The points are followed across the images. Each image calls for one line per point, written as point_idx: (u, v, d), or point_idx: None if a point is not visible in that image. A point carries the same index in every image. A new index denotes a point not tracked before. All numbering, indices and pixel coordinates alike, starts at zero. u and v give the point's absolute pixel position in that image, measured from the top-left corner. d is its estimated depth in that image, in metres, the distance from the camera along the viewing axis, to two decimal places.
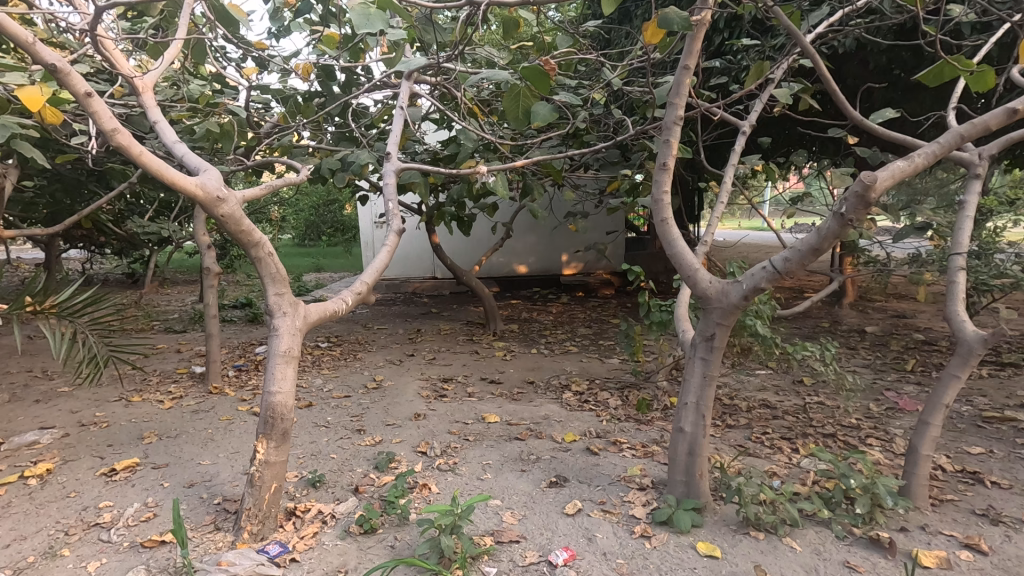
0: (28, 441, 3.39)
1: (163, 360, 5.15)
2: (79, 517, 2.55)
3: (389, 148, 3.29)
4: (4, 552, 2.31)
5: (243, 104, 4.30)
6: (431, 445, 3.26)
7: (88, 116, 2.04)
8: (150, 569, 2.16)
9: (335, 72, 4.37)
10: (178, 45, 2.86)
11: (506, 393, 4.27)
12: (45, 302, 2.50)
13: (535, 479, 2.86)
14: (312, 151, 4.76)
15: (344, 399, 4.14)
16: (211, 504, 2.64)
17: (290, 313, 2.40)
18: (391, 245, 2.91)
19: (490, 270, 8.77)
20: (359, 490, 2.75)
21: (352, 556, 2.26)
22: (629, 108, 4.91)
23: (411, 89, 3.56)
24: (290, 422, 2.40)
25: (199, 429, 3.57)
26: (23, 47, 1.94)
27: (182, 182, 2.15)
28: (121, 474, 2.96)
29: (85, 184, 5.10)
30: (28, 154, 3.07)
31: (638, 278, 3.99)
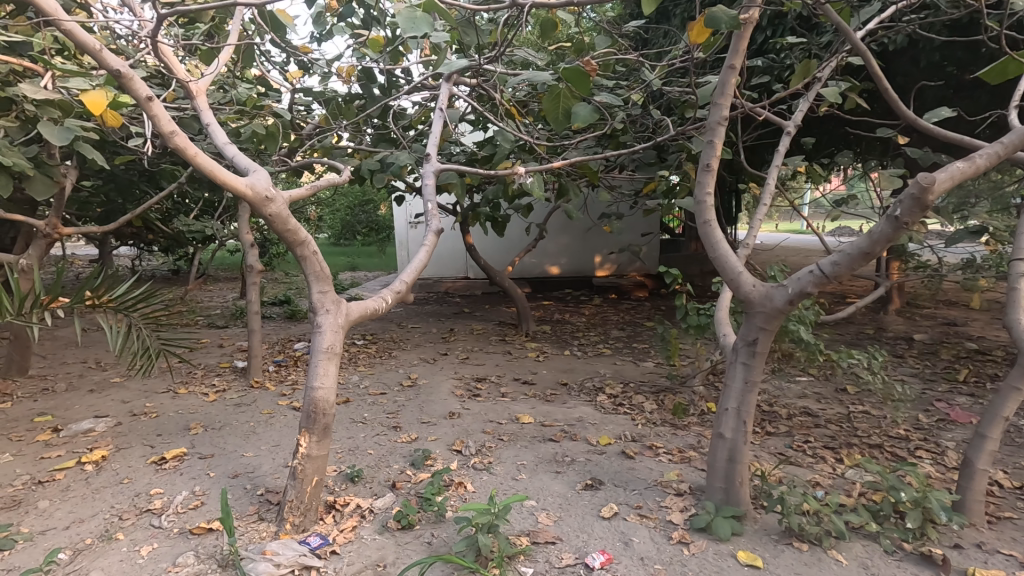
0: (84, 429, 3.56)
1: (207, 354, 5.34)
2: (132, 503, 2.67)
3: (429, 149, 3.32)
4: (64, 534, 2.43)
5: (287, 106, 4.43)
6: (466, 444, 3.28)
7: (149, 119, 2.14)
8: (199, 555, 2.25)
9: (375, 74, 4.45)
10: (229, 49, 2.95)
11: (540, 394, 4.27)
12: (103, 296, 2.62)
13: (571, 481, 2.85)
14: (353, 152, 4.86)
15: (380, 396, 4.22)
16: (255, 495, 2.72)
17: (333, 311, 2.46)
18: (429, 245, 2.95)
19: (523, 271, 8.78)
20: (396, 486, 2.79)
21: (390, 551, 2.29)
22: (667, 108, 4.84)
23: (451, 89, 3.60)
24: (331, 417, 2.46)
25: (242, 422, 3.69)
26: (90, 54, 2.04)
27: (234, 183, 2.22)
28: (170, 463, 3.08)
29: (138, 184, 5.33)
30: (89, 156, 3.23)
31: (675, 281, 3.93)
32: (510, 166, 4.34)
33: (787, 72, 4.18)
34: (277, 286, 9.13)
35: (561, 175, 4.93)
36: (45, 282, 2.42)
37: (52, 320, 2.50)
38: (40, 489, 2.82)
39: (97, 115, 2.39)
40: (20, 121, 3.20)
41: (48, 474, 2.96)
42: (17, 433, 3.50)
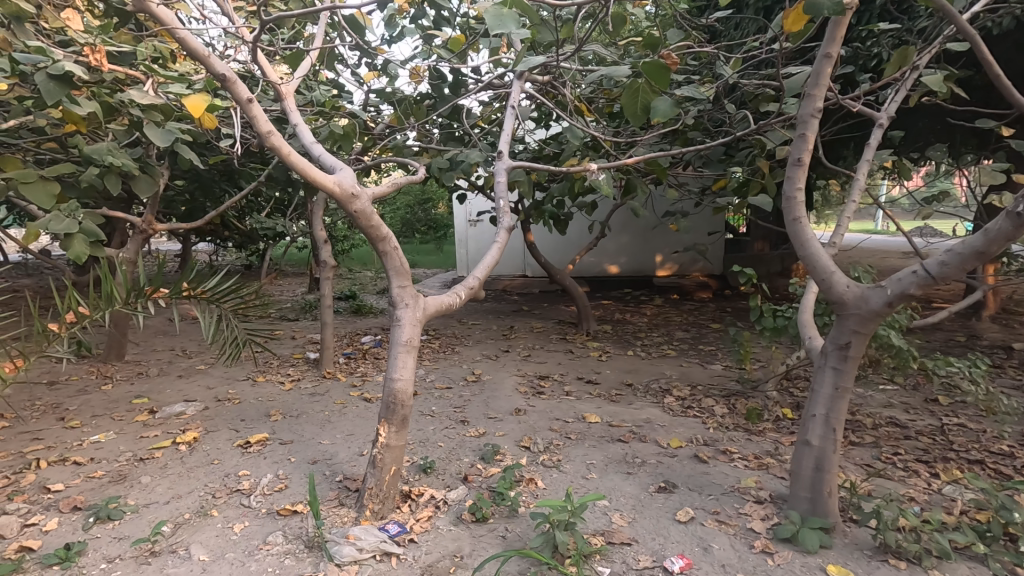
0: (176, 412, 3.81)
1: (281, 345, 5.60)
2: (223, 483, 2.83)
3: (502, 146, 3.33)
4: (165, 507, 2.61)
5: (360, 107, 4.56)
6: (534, 441, 3.29)
7: (248, 120, 2.28)
8: (287, 536, 2.36)
9: (445, 74, 4.49)
10: (313, 53, 3.06)
11: (605, 394, 4.22)
12: (196, 287, 2.77)
13: (643, 483, 2.80)
14: (421, 151, 4.95)
15: (445, 390, 4.29)
16: (334, 481, 2.83)
17: (412, 305, 2.52)
18: (501, 242, 2.96)
19: (582, 270, 8.75)
20: (468, 480, 2.83)
21: (466, 542, 2.33)
22: (741, 103, 4.66)
23: (521, 86, 3.60)
24: (409, 409, 2.52)
25: (317, 411, 3.85)
26: (199, 60, 2.20)
27: (323, 180, 2.31)
28: (255, 447, 3.25)
29: (220, 183, 5.63)
30: (186, 156, 3.43)
31: (750, 281, 3.77)
32: (577, 164, 4.30)
33: (873, 62, 3.94)
34: (342, 282, 9.47)
35: (629, 172, 4.83)
36: (150, 274, 2.61)
37: (154, 309, 2.67)
38: (142, 465, 3.04)
39: (197, 117, 2.46)
40: (126, 125, 3.45)
41: (148, 452, 3.19)
42: (119, 413, 3.79)
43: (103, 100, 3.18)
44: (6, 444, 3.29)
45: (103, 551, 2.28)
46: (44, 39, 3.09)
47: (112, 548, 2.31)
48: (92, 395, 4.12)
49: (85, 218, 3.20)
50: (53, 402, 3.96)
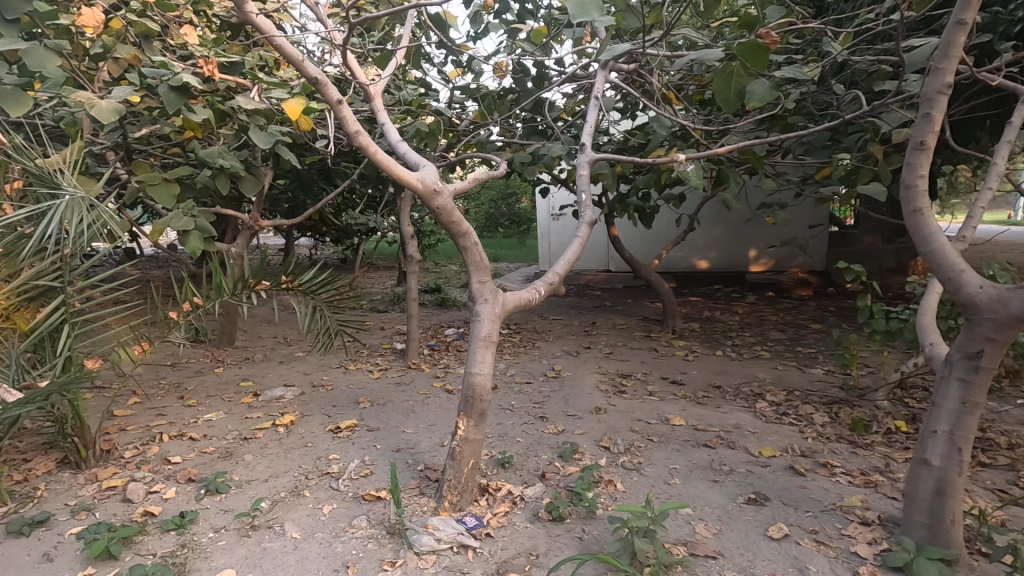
0: (277, 396, 4.10)
1: (370, 335, 5.88)
2: (315, 465, 3.02)
3: (584, 138, 3.23)
4: (265, 485, 2.82)
5: (445, 104, 4.66)
6: (614, 441, 3.20)
7: (338, 120, 2.38)
8: (370, 521, 2.47)
9: (529, 67, 4.47)
10: (401, 53, 3.13)
11: (690, 396, 4.02)
12: (293, 280, 2.93)
13: (731, 493, 2.64)
14: (505, 146, 4.96)
15: (525, 384, 4.29)
16: (415, 470, 2.91)
17: (491, 301, 2.53)
18: (582, 237, 2.90)
19: (669, 265, 8.43)
20: (545, 477, 2.81)
21: (542, 541, 2.32)
22: (851, 82, 4.23)
23: (605, 75, 3.48)
24: (487, 403, 2.53)
25: (402, 400, 3.99)
26: (294, 65, 2.32)
27: (407, 178, 2.36)
28: (344, 432, 3.43)
29: (318, 182, 5.98)
30: (286, 157, 3.65)
31: (859, 279, 3.42)
32: (664, 154, 4.11)
33: (1017, 27, 3.43)
34: (428, 275, 9.79)
35: (722, 162, 4.56)
36: (253, 267, 2.79)
37: (257, 300, 2.87)
38: (245, 444, 3.30)
39: (293, 120, 2.60)
40: (236, 130, 3.73)
41: (251, 432, 3.45)
42: (228, 394, 4.15)
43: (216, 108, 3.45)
44: (136, 418, 3.70)
45: (212, 521, 2.50)
46: (168, 54, 3.40)
47: (219, 519, 2.52)
48: (207, 376, 4.55)
49: (200, 216, 3.49)
50: (175, 382, 4.41)
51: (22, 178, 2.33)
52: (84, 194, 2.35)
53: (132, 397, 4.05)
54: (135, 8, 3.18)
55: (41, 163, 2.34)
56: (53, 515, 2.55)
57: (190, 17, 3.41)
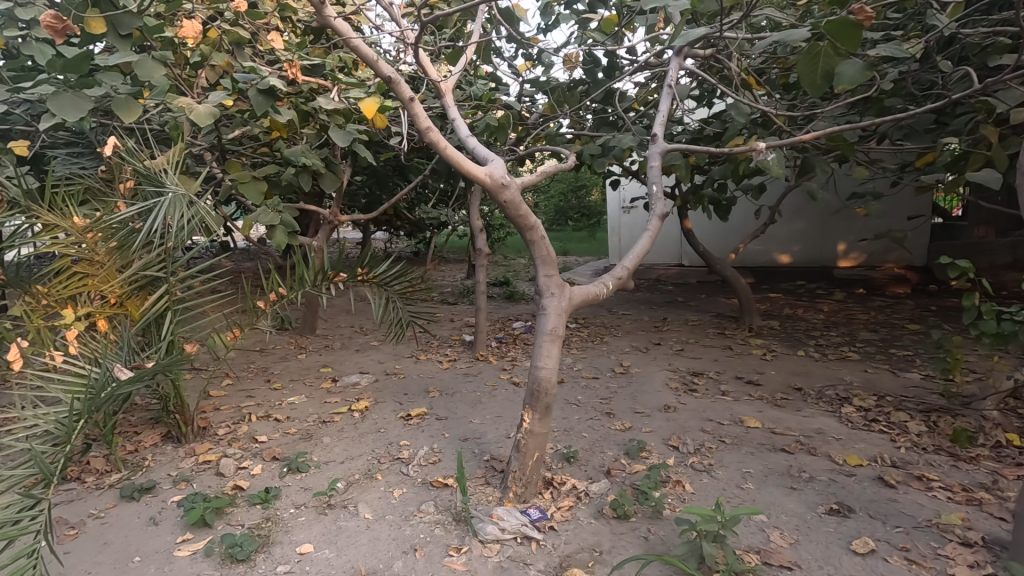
0: (353, 382, 4.31)
1: (441, 326, 6.03)
2: (387, 450, 3.14)
3: (657, 128, 3.13)
4: (341, 466, 2.98)
5: (515, 98, 4.66)
6: (684, 441, 3.11)
7: (411, 117, 2.44)
8: (438, 507, 2.55)
9: (599, 57, 4.39)
10: (471, 49, 3.15)
11: (768, 397, 3.82)
12: (369, 272, 3.04)
13: (810, 502, 2.49)
14: (574, 139, 4.90)
15: (592, 379, 4.25)
16: (482, 460, 2.97)
17: (558, 294, 2.52)
18: (653, 230, 2.82)
19: (747, 259, 8.04)
20: (611, 474, 2.77)
21: (606, 538, 2.30)
22: (961, 57, 3.82)
23: (678, 62, 3.34)
24: (553, 397, 2.53)
25: (470, 390, 4.07)
26: (369, 65, 2.40)
27: (476, 172, 2.39)
28: (415, 419, 3.55)
29: (393, 177, 6.20)
30: (362, 154, 3.80)
31: (966, 276, 3.10)
32: (742, 143, 3.90)
33: None
34: (497, 269, 9.90)
35: (808, 150, 4.27)
36: (332, 259, 2.93)
37: (335, 291, 3.01)
38: (324, 427, 3.50)
39: (369, 119, 2.70)
40: (317, 129, 3.93)
41: (330, 416, 3.65)
42: (309, 379, 4.41)
43: (300, 109, 3.64)
44: (229, 399, 4.02)
45: (293, 498, 2.68)
46: (258, 60, 3.62)
47: (299, 496, 2.69)
48: (291, 362, 4.86)
49: (285, 212, 3.71)
50: (263, 366, 4.74)
51: (133, 178, 2.58)
52: (185, 192, 2.55)
53: (226, 379, 4.40)
54: (228, 18, 3.43)
55: (149, 164, 2.58)
56: (158, 483, 2.83)
57: (276, 24, 3.62)
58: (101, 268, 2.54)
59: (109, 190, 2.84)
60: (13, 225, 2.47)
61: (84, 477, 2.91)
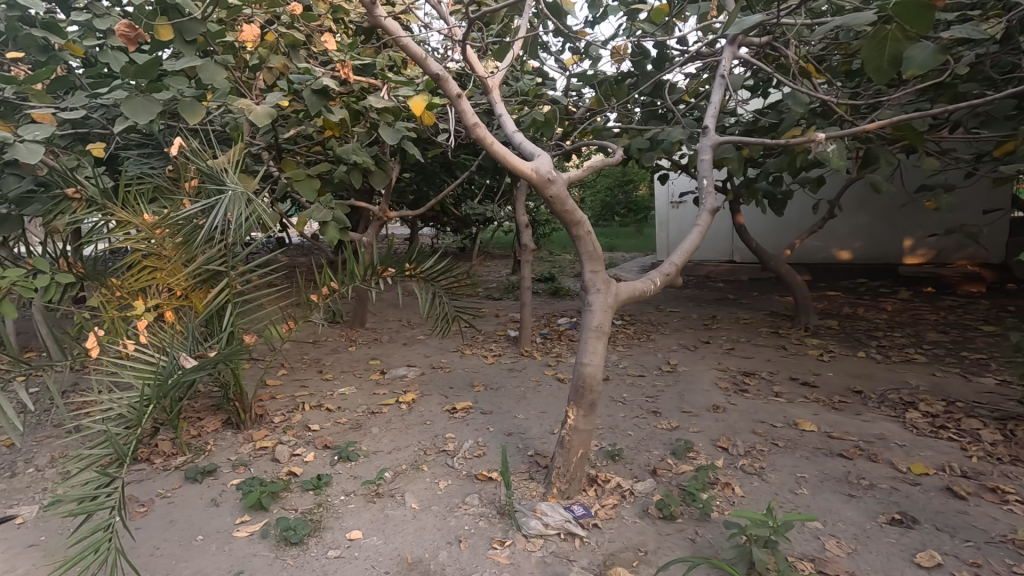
0: (400, 374, 4.41)
1: (486, 321, 6.08)
2: (433, 442, 3.20)
3: (708, 120, 3.03)
4: (389, 456, 3.06)
5: (562, 93, 4.63)
6: (734, 442, 3.01)
7: (458, 114, 2.47)
8: (482, 500, 2.58)
9: (649, 49, 4.30)
10: (517, 44, 3.15)
11: (825, 400, 3.66)
12: (416, 267, 3.09)
13: (870, 511, 2.37)
14: (621, 132, 4.82)
15: (638, 377, 4.19)
16: (526, 455, 2.98)
17: (603, 291, 2.50)
18: (703, 225, 2.75)
19: (804, 255, 7.71)
20: (657, 473, 2.73)
21: (651, 538, 2.27)
22: None
23: (731, 52, 3.23)
24: (598, 394, 2.50)
25: (515, 385, 4.09)
26: (418, 62, 2.43)
27: (522, 167, 2.39)
28: (460, 413, 3.60)
29: (439, 174, 6.29)
30: (411, 151, 3.86)
31: None
32: (800, 134, 3.74)
33: None
34: (542, 264, 9.89)
35: (871, 140, 4.05)
36: (380, 254, 3.00)
37: (384, 285, 3.08)
38: (373, 417, 3.60)
39: (417, 116, 2.74)
40: (368, 127, 4.02)
41: (378, 407, 3.74)
42: (359, 371, 4.54)
43: (351, 108, 3.74)
44: (284, 388, 4.19)
45: (343, 485, 2.77)
46: (312, 61, 3.74)
47: (350, 484, 2.78)
48: (342, 354, 5.02)
49: (337, 208, 3.83)
50: (315, 357, 4.92)
51: (197, 177, 2.71)
52: (244, 190, 2.67)
53: (281, 369, 4.58)
54: (285, 22, 3.55)
55: (212, 164, 2.71)
56: (219, 467, 2.98)
57: (329, 26, 3.72)
58: (168, 262, 2.69)
59: (176, 189, 2.96)
60: (91, 222, 2.70)
61: (153, 459, 3.10)
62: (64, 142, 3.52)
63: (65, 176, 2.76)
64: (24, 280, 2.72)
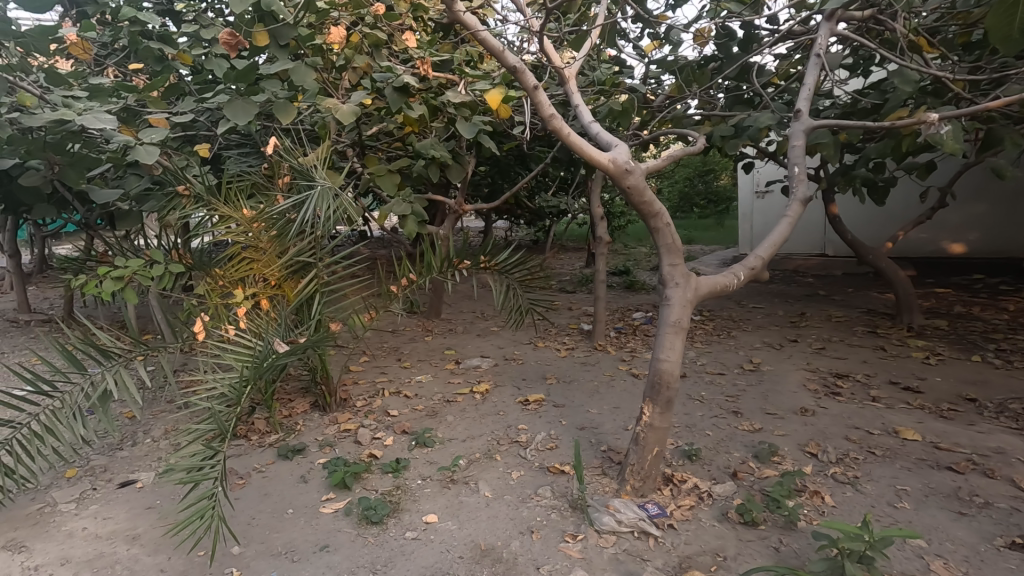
0: (474, 365, 4.50)
1: (559, 314, 6.05)
2: (506, 432, 3.24)
3: (801, 103, 2.83)
4: (464, 444, 3.13)
5: (640, 80, 4.50)
6: (824, 448, 2.82)
7: (534, 106, 2.45)
8: (554, 493, 2.58)
9: (735, 30, 4.08)
10: (594, 32, 3.08)
11: (931, 407, 3.33)
12: (490, 260, 3.12)
13: (984, 532, 2.15)
14: (703, 120, 4.61)
15: (717, 375, 4.01)
16: (599, 450, 2.95)
17: (682, 285, 2.41)
18: (792, 216, 2.58)
19: (908, 249, 7.07)
20: (737, 476, 2.61)
21: (730, 543, 2.18)
22: None
23: (828, 29, 2.99)
24: (675, 391, 2.43)
25: (588, 379, 4.05)
26: (496, 56, 2.44)
27: (598, 158, 2.34)
28: (533, 405, 3.61)
29: (514, 167, 6.32)
30: (487, 145, 3.89)
31: None
32: (906, 115, 3.41)
33: None
34: (617, 257, 9.70)
35: (994, 120, 3.62)
36: (456, 247, 3.06)
37: (460, 277, 3.14)
38: (448, 405, 3.69)
39: (494, 110, 2.78)
40: (445, 122, 4.11)
41: (453, 396, 3.84)
42: (435, 360, 4.67)
43: (430, 104, 3.83)
44: (366, 374, 4.40)
45: (420, 470, 2.87)
46: (393, 60, 3.84)
47: (426, 469, 2.88)
48: (419, 343, 5.18)
49: (415, 202, 3.94)
50: (394, 346, 5.11)
51: (289, 174, 2.89)
52: (331, 185, 2.81)
53: (363, 356, 4.80)
54: (369, 23, 3.68)
55: (303, 161, 2.87)
56: (307, 446, 3.18)
57: (410, 24, 3.81)
58: (264, 254, 2.89)
59: (271, 185, 3.17)
60: (198, 217, 2.97)
61: (250, 436, 3.35)
62: (176, 144, 3.92)
63: (177, 176, 3.05)
64: (144, 269, 3.19)
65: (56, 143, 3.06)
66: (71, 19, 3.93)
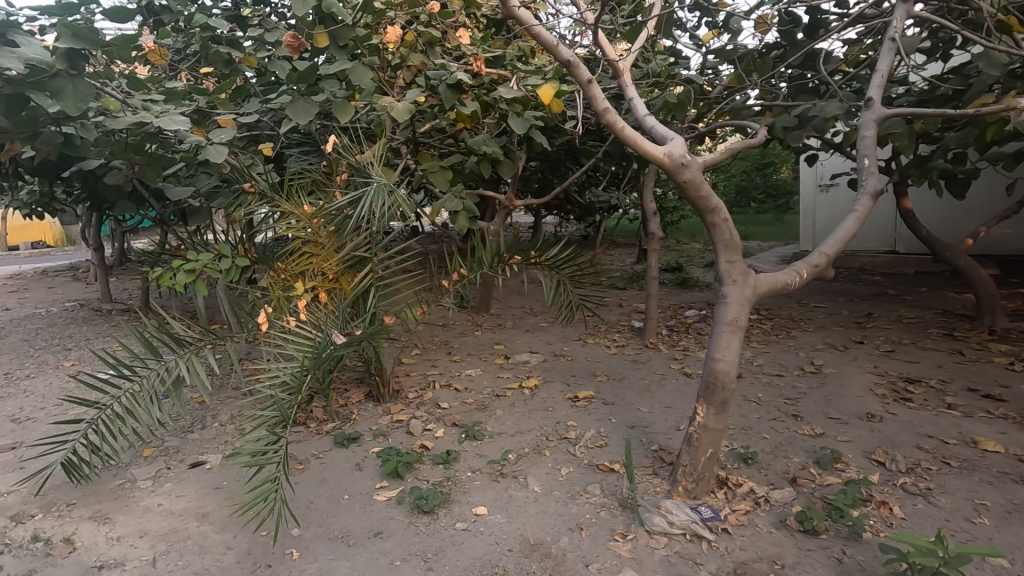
0: (523, 360, 4.51)
1: (609, 311, 5.98)
2: (554, 428, 3.23)
3: (872, 92, 2.66)
4: (512, 438, 3.15)
5: (697, 71, 4.36)
6: (893, 457, 2.67)
7: (588, 99, 2.42)
8: (603, 491, 2.55)
9: (801, 15, 3.90)
10: (650, 22, 3.01)
11: (1015, 417, 3.09)
12: (540, 256, 3.11)
13: None
14: (763, 110, 4.43)
15: (775, 376, 3.86)
16: (649, 449, 2.90)
17: (740, 282, 2.33)
18: (861, 211, 2.44)
19: (990, 247, 6.56)
20: (796, 482, 2.50)
21: (789, 551, 2.10)
22: None
23: (903, 11, 2.81)
24: (730, 392, 2.35)
25: (638, 377, 3.98)
26: (549, 50, 2.42)
27: (653, 152, 2.29)
28: (582, 402, 3.59)
29: (564, 162, 6.27)
30: (538, 140, 3.85)
31: None
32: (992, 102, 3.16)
33: None
34: (669, 253, 9.47)
35: None
36: (506, 242, 3.07)
37: (510, 273, 3.15)
38: (497, 400, 3.72)
39: (546, 105, 2.78)
40: (497, 118, 4.13)
41: (502, 391, 3.86)
42: (484, 355, 4.72)
43: (482, 101, 3.86)
44: (417, 366, 4.49)
45: (469, 462, 2.91)
46: (446, 57, 3.84)
47: (475, 462, 2.91)
48: (468, 338, 5.24)
49: (467, 198, 3.97)
50: (444, 340, 5.19)
51: (347, 172, 2.97)
52: (386, 181, 2.88)
53: (414, 349, 4.91)
54: (423, 21, 3.73)
55: (359, 159, 2.97)
56: (362, 435, 3.29)
57: (464, 21, 3.84)
58: (322, 248, 2.99)
59: (330, 182, 3.28)
60: (262, 213, 3.10)
61: (308, 423, 3.50)
62: (242, 143, 4.12)
63: (243, 174, 3.20)
64: (213, 263, 3.39)
65: (136, 144, 3.28)
66: (150, 27, 4.19)
